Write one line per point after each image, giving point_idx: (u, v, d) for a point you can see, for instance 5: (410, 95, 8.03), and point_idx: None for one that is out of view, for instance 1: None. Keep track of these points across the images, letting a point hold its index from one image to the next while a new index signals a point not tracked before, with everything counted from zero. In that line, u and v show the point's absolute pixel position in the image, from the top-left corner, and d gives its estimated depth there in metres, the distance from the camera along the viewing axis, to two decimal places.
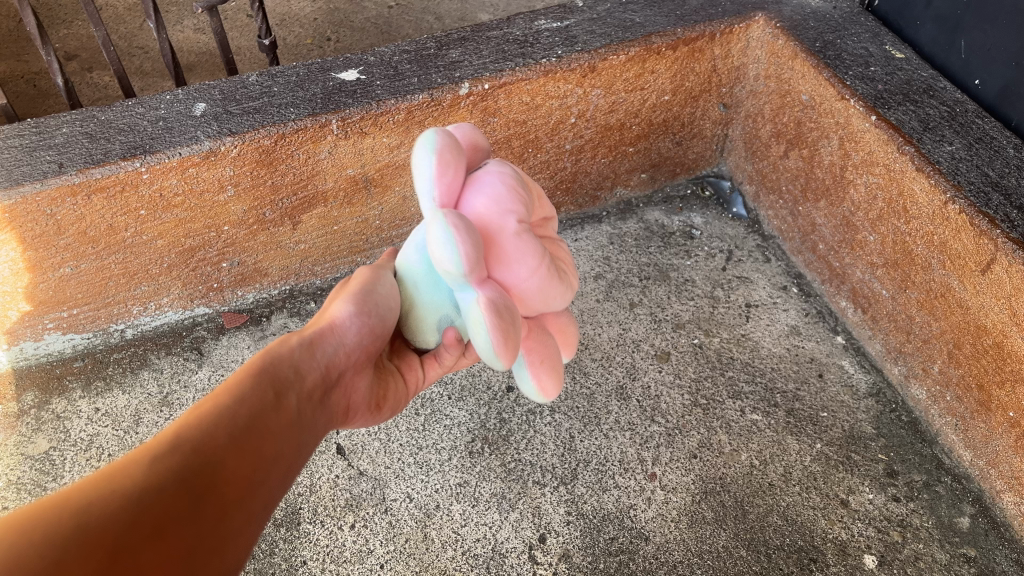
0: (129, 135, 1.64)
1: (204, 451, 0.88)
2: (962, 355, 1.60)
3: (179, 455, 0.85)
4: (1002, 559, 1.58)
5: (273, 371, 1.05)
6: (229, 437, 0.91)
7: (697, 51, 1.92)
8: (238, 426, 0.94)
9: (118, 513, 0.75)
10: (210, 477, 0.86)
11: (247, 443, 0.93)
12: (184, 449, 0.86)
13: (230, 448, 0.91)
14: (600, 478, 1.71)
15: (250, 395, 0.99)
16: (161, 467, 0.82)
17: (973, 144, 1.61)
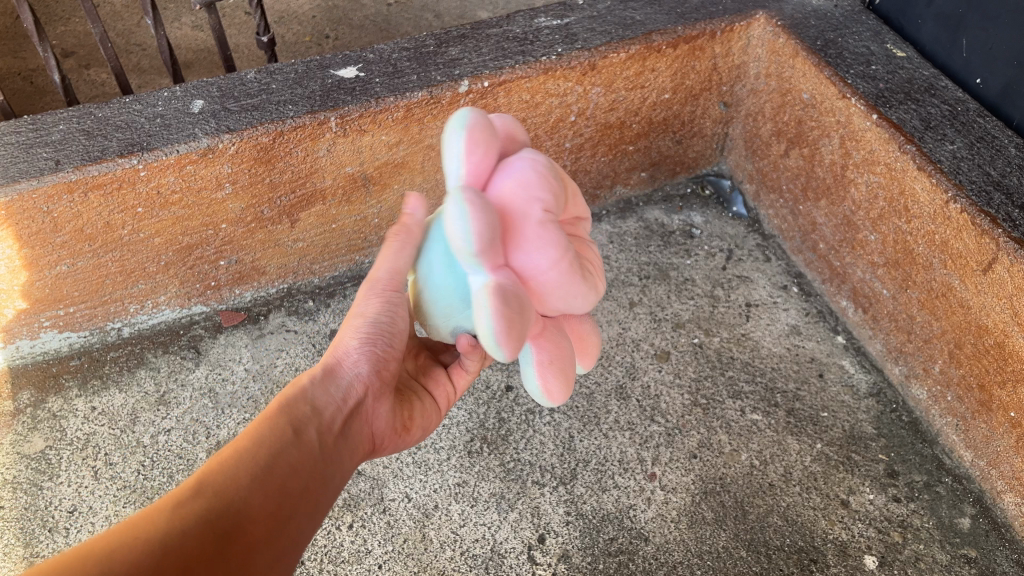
0: (126, 132, 1.63)
1: (229, 496, 0.90)
2: (964, 355, 1.59)
3: (201, 501, 0.88)
4: (1003, 560, 1.58)
5: (290, 411, 1.06)
6: (252, 480, 0.94)
7: (697, 49, 1.91)
8: (260, 466, 0.96)
9: (144, 554, 0.78)
10: (234, 519, 0.88)
11: (270, 483, 0.95)
12: (209, 495, 0.89)
13: (254, 490, 0.93)
14: (599, 478, 1.70)
15: (271, 437, 1.01)
16: (187, 514, 0.85)
17: (975, 143, 1.60)
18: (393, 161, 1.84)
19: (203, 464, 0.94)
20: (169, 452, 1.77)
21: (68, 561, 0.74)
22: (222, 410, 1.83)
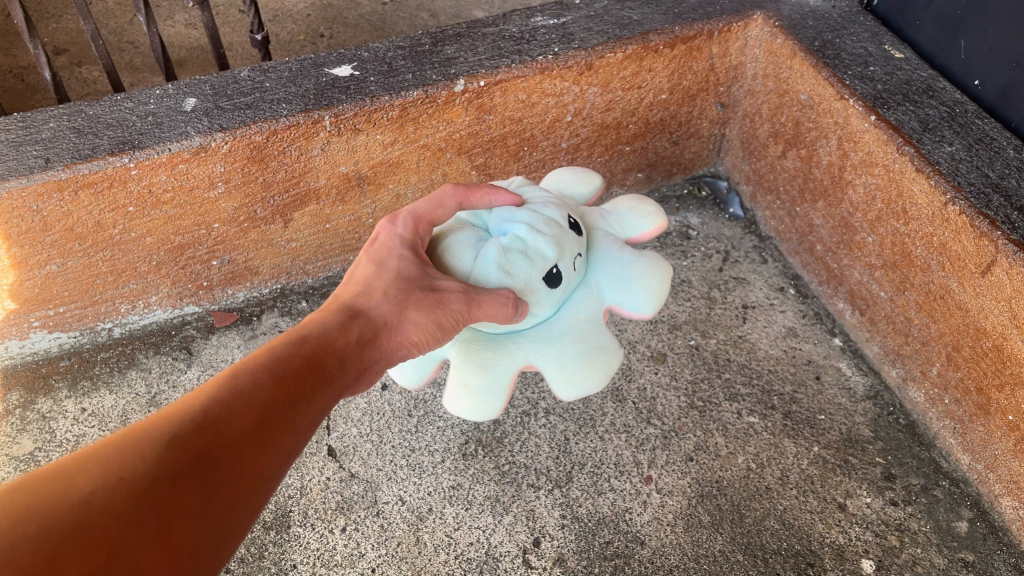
0: (117, 130, 1.61)
1: (226, 438, 0.81)
2: (962, 358, 1.58)
3: (197, 440, 0.79)
4: (1001, 564, 1.57)
5: (316, 354, 0.97)
6: (257, 424, 0.85)
7: (695, 50, 1.90)
8: (269, 410, 0.87)
9: (115, 508, 0.70)
10: (226, 466, 0.80)
11: (275, 433, 0.86)
12: (206, 433, 0.80)
13: (256, 437, 0.84)
14: (595, 481, 1.69)
15: (288, 379, 0.91)
16: (173, 454, 0.77)
17: (974, 145, 1.59)
18: (387, 160, 1.82)
19: (213, 394, 0.85)
20: None
21: (33, 503, 0.69)
22: None
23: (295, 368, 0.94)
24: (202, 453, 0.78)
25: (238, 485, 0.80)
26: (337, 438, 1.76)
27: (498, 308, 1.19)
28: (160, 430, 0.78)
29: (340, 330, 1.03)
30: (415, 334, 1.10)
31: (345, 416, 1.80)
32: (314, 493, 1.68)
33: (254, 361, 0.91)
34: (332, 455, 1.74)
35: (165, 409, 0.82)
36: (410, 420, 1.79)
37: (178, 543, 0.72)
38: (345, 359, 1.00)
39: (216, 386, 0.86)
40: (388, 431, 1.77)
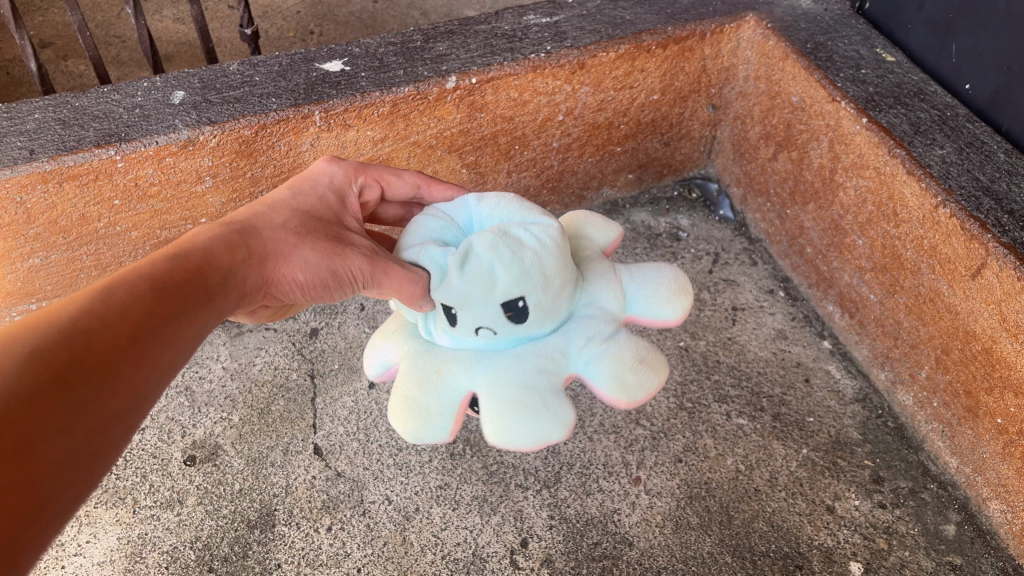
0: (103, 122, 1.59)
1: (98, 352, 0.80)
2: (951, 361, 1.58)
3: (66, 355, 0.77)
4: (988, 567, 1.57)
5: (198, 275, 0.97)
6: (132, 339, 0.84)
7: (687, 51, 1.89)
8: (143, 325, 0.86)
9: None
10: (98, 380, 0.79)
11: (152, 348, 0.86)
12: (75, 349, 0.78)
13: (131, 351, 0.83)
14: (583, 482, 1.67)
15: (167, 295, 0.92)
16: (40, 369, 0.75)
17: (964, 148, 1.59)
18: (377, 157, 1.81)
19: (81, 301, 0.83)
20: (144, 451, 1.72)
21: None
22: (198, 409, 1.79)
23: (174, 287, 0.93)
24: (70, 367, 0.77)
25: (111, 399, 0.79)
26: (323, 436, 1.74)
27: (404, 284, 1.15)
28: (25, 346, 0.76)
29: (228, 253, 1.03)
30: (301, 271, 1.11)
31: (332, 414, 1.78)
32: (299, 492, 1.66)
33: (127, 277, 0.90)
34: (318, 454, 1.71)
35: (31, 322, 0.80)
36: None
37: (47, 460, 0.71)
38: (226, 280, 1.01)
39: (86, 298, 0.84)
40: (375, 430, 1.75)
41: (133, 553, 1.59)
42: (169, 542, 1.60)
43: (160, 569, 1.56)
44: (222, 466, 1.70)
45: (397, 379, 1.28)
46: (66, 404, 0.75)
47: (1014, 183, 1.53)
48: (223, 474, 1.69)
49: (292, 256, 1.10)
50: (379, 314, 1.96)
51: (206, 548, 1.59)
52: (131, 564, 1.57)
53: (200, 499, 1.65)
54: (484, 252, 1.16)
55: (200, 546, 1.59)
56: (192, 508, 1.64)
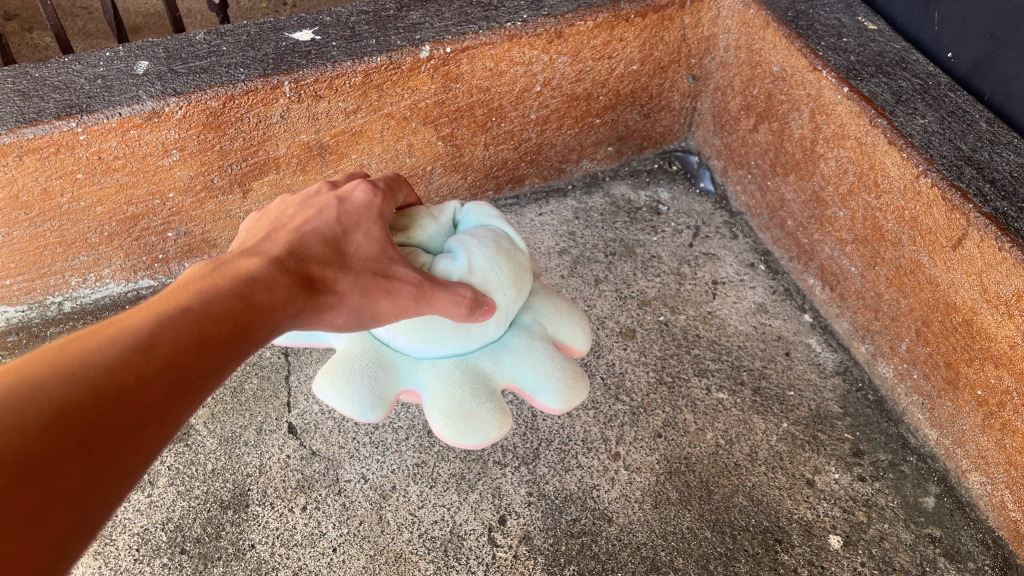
0: (64, 93, 1.54)
1: (125, 409, 0.71)
2: (931, 333, 1.57)
3: (93, 411, 0.69)
4: (968, 539, 1.56)
5: (249, 312, 0.86)
6: (162, 396, 0.74)
7: (666, 19, 1.86)
8: (178, 377, 0.76)
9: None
10: (121, 440, 0.69)
11: (178, 404, 0.75)
12: (104, 406, 0.70)
13: (162, 407, 0.74)
14: (562, 458, 1.66)
15: (211, 343, 0.81)
16: (61, 428, 0.66)
17: (946, 118, 1.57)
18: (350, 129, 1.76)
19: (118, 345, 0.74)
20: None
21: None
22: None
23: (222, 331, 0.82)
24: (94, 426, 0.68)
25: (130, 463, 0.69)
26: (297, 415, 1.71)
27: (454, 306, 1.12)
28: (49, 395, 0.68)
29: (283, 289, 0.91)
30: (339, 318, 1.01)
31: (307, 393, 1.75)
32: (273, 471, 1.63)
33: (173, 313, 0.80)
34: (293, 433, 1.68)
35: (61, 363, 0.71)
36: None
37: (54, 534, 0.63)
38: (273, 327, 0.88)
39: (124, 346, 0.74)
40: None
41: (104, 535, 1.55)
42: (140, 523, 1.56)
43: (130, 551, 1.53)
44: (195, 447, 1.67)
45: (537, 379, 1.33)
46: (84, 468, 0.66)
47: (995, 153, 1.51)
48: (194, 454, 1.65)
49: (341, 302, 1.00)
50: None
51: (178, 529, 1.55)
52: (100, 546, 1.53)
53: (171, 480, 1.62)
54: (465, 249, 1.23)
55: (171, 527, 1.56)
56: (163, 489, 1.60)
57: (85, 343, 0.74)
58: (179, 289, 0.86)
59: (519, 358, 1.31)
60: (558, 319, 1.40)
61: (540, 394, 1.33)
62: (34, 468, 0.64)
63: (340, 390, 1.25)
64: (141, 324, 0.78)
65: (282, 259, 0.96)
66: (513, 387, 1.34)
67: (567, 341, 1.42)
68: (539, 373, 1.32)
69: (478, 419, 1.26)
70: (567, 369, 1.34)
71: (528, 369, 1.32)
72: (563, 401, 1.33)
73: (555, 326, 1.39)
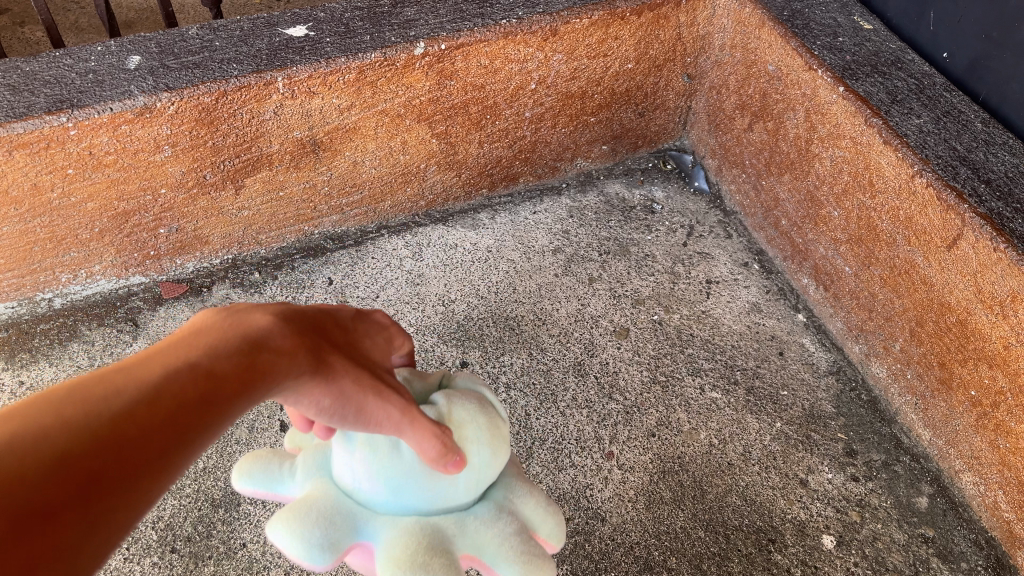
0: (55, 88, 1.52)
1: (127, 462, 0.60)
2: (925, 333, 1.57)
3: (97, 462, 0.58)
4: (961, 539, 1.56)
5: (259, 374, 0.72)
6: (163, 451, 0.63)
7: (662, 18, 1.85)
8: (184, 430, 0.65)
9: None
10: (110, 502, 0.58)
11: (179, 457, 0.64)
12: (106, 457, 0.59)
13: (162, 458, 0.62)
14: (556, 457, 1.65)
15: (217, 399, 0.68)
16: (63, 478, 0.55)
17: (941, 118, 1.57)
18: (344, 126, 1.75)
19: (121, 392, 0.63)
20: None
21: None
22: None
23: (227, 392, 0.69)
24: (94, 477, 0.57)
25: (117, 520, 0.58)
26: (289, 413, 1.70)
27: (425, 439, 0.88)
28: (47, 444, 0.57)
29: (294, 349, 0.77)
30: (329, 401, 0.81)
31: None
32: None
33: (181, 368, 0.68)
34: (285, 431, 1.67)
35: (60, 406, 0.60)
36: None
37: None
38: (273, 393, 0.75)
39: (129, 397, 0.63)
40: None
41: None
42: None
43: (120, 550, 1.51)
44: None
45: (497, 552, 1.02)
46: (80, 524, 0.55)
47: (990, 153, 1.51)
48: None
49: (336, 377, 0.81)
50: (347, 288, 1.92)
51: (168, 528, 1.54)
52: None
53: None
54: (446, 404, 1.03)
55: (162, 526, 1.54)
56: None
57: (84, 391, 0.62)
58: (186, 336, 0.72)
59: (488, 526, 1.03)
60: (541, 498, 1.11)
61: (501, 564, 1.01)
62: (32, 522, 0.52)
63: (291, 530, 0.97)
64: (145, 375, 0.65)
65: (300, 317, 0.83)
66: (470, 558, 1.03)
67: (543, 532, 1.10)
68: (503, 549, 1.02)
69: (430, 566, 0.94)
70: (544, 553, 1.03)
71: (492, 539, 1.02)
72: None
73: (534, 508, 1.09)
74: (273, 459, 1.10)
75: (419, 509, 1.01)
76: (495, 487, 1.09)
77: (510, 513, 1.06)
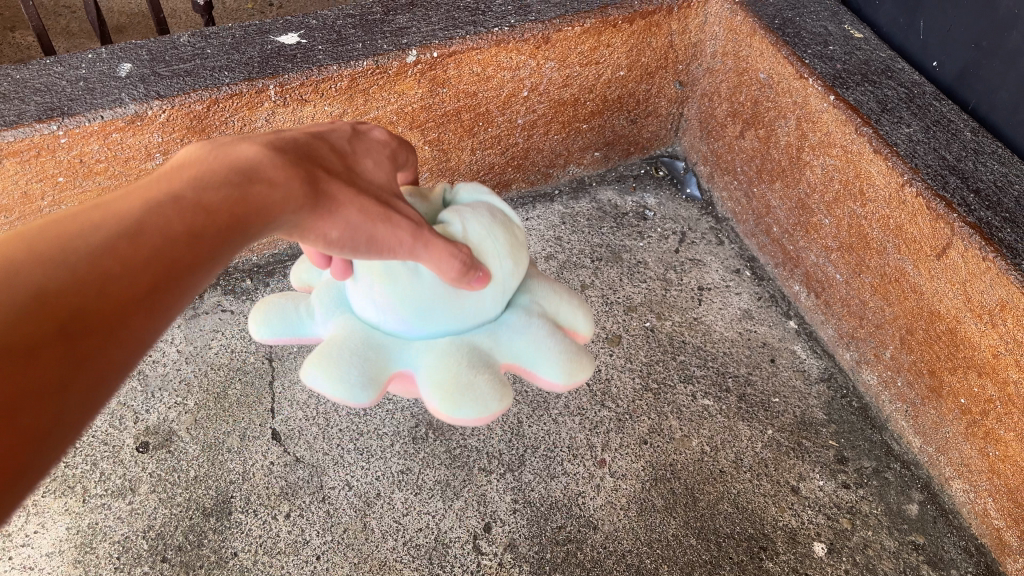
0: (45, 95, 1.52)
1: (112, 297, 0.62)
2: (915, 341, 1.58)
3: (78, 299, 0.61)
4: (951, 546, 1.57)
5: (248, 208, 0.75)
6: (153, 285, 0.65)
7: (654, 25, 1.86)
8: (172, 266, 0.67)
9: None
10: (101, 336, 0.61)
11: (169, 294, 0.67)
12: (90, 293, 0.61)
13: (151, 295, 0.65)
14: (548, 465, 1.65)
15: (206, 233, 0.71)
16: (44, 316, 0.58)
17: (931, 127, 1.58)
18: None
19: (105, 226, 0.65)
20: (94, 438, 1.66)
21: None
22: (152, 394, 1.73)
23: (218, 223, 0.72)
24: (78, 316, 0.60)
25: (112, 357, 0.62)
26: (281, 421, 1.70)
27: (445, 258, 0.95)
28: (25, 282, 0.59)
29: (285, 181, 0.80)
30: (335, 231, 0.85)
31: (291, 399, 1.73)
32: (256, 478, 1.61)
33: (165, 200, 0.70)
34: (276, 439, 1.67)
35: (43, 244, 0.63)
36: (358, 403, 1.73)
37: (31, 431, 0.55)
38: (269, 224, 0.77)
39: (110, 231, 0.65)
40: (335, 414, 1.71)
41: (84, 543, 1.53)
42: (120, 531, 1.54)
43: (111, 560, 1.51)
44: (177, 453, 1.65)
45: (535, 355, 1.16)
46: (69, 358, 0.59)
47: (979, 162, 1.52)
48: (177, 461, 1.64)
49: (336, 210, 0.84)
50: None
51: (159, 537, 1.53)
52: (80, 554, 1.51)
53: (153, 487, 1.60)
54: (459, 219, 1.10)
55: (153, 535, 1.54)
56: (144, 496, 1.58)
57: (63, 227, 0.65)
58: (171, 174, 0.75)
59: (519, 331, 1.16)
60: (558, 299, 1.25)
61: (538, 367, 1.16)
62: (15, 357, 0.56)
63: (330, 376, 1.06)
64: (126, 210, 0.68)
65: (290, 150, 0.85)
66: (510, 365, 1.17)
67: (566, 320, 1.25)
68: (537, 348, 1.16)
69: (476, 389, 1.08)
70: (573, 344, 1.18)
71: (528, 346, 1.16)
72: (567, 373, 1.17)
73: (555, 307, 1.24)
74: (289, 302, 1.22)
75: (453, 330, 1.14)
76: (516, 298, 1.21)
77: (536, 316, 1.19)
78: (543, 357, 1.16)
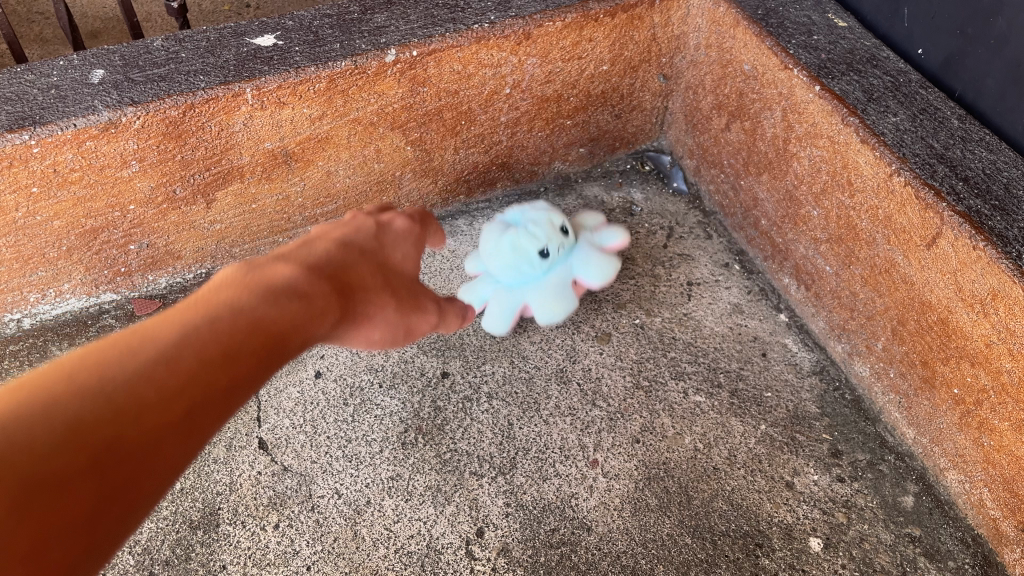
0: (16, 104, 1.48)
1: (197, 388, 0.70)
2: (907, 332, 1.56)
3: (163, 387, 0.67)
4: (947, 538, 1.56)
5: (311, 308, 0.86)
6: (229, 380, 0.73)
7: (636, 19, 1.83)
8: (247, 364, 0.75)
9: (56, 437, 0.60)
10: (179, 424, 0.67)
11: (241, 392, 0.75)
12: (172, 383, 0.68)
13: (223, 394, 0.72)
14: (539, 467, 1.63)
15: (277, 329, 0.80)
16: (129, 399, 0.65)
17: (918, 115, 1.56)
18: (316, 136, 1.73)
19: (188, 320, 0.74)
20: None
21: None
22: None
23: (287, 322, 0.81)
24: (161, 407, 0.66)
25: (188, 448, 0.68)
26: (268, 430, 1.67)
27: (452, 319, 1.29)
28: (115, 364, 0.67)
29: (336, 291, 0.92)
30: (373, 333, 1.01)
31: (277, 407, 1.71)
32: (244, 489, 1.59)
33: (236, 296, 0.79)
34: (263, 448, 1.65)
35: (123, 334, 0.70)
36: (346, 409, 1.71)
37: (114, 509, 0.61)
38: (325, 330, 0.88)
39: (192, 323, 0.73)
40: (323, 421, 1.69)
41: None
42: None
43: None
44: None
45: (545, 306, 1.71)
46: (149, 446, 0.64)
47: (967, 150, 1.50)
48: None
49: (376, 317, 1.00)
50: None
51: (146, 552, 1.51)
52: None
53: None
54: (533, 245, 1.58)
55: (139, 550, 1.51)
56: None
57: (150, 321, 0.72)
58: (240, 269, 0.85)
59: (546, 293, 1.69)
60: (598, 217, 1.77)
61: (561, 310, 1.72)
62: (103, 438, 0.62)
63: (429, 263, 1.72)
64: (206, 305, 0.77)
65: (339, 255, 0.98)
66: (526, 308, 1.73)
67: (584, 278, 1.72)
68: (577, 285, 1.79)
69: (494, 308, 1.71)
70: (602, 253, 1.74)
71: (541, 303, 1.70)
72: (600, 274, 1.72)
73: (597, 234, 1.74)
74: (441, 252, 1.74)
75: (534, 277, 1.66)
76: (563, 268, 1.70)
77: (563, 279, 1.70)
78: (545, 310, 1.71)
